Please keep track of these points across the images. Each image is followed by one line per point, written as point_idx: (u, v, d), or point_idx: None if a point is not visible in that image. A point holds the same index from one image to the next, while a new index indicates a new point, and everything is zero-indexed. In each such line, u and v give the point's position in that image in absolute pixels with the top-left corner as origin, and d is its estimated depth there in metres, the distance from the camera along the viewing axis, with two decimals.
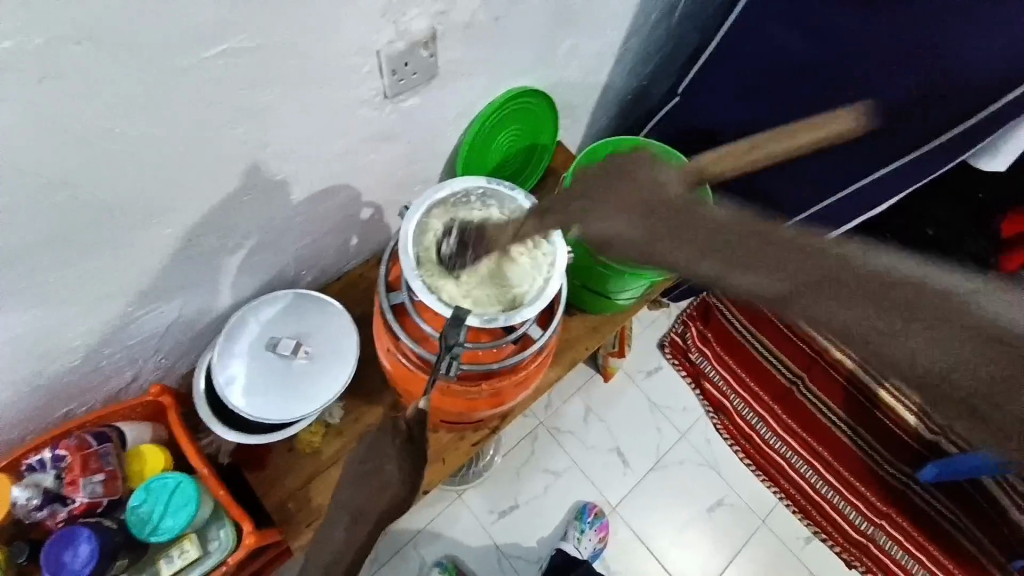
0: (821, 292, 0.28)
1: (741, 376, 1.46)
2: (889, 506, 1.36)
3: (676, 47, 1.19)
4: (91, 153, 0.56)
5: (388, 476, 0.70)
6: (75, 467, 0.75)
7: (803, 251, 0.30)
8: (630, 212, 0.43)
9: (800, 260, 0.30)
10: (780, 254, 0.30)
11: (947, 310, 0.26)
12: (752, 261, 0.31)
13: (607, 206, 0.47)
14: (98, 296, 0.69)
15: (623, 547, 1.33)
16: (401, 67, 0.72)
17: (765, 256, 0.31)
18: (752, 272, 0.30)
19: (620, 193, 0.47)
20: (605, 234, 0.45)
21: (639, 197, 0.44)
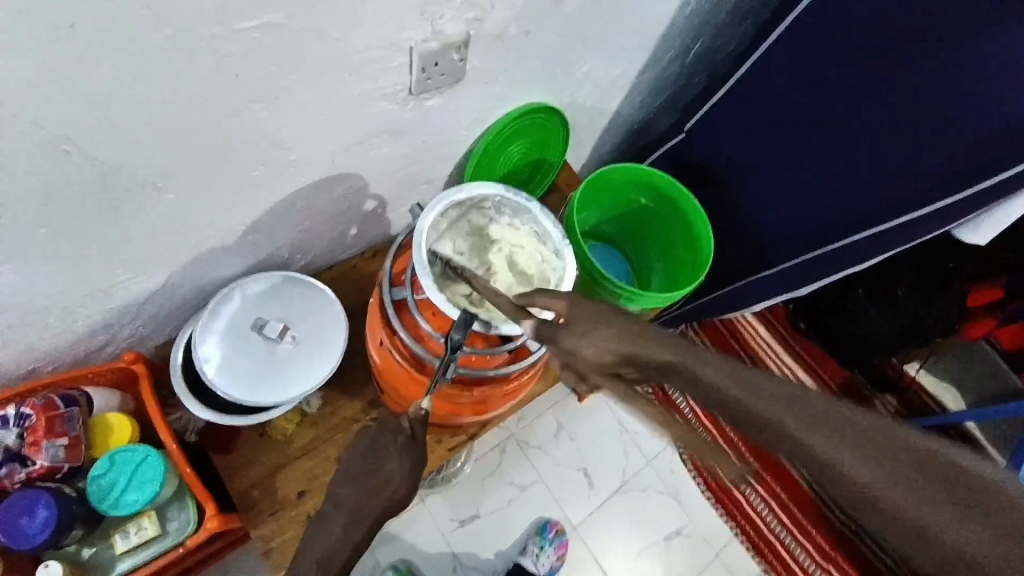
0: (925, 491, 0.33)
1: (718, 425, 1.36)
2: (835, 550, 1.40)
3: (688, 84, 1.22)
4: (105, 109, 0.54)
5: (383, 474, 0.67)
6: (39, 428, 0.71)
7: (890, 435, 0.35)
8: (658, 352, 0.43)
9: (892, 444, 0.34)
10: (863, 433, 0.35)
11: (1006, 500, 0.32)
12: (846, 442, 0.34)
13: (610, 338, 0.46)
14: (86, 254, 0.67)
15: (579, 567, 1.33)
16: (429, 66, 0.72)
17: (868, 441, 0.35)
18: (858, 459, 0.34)
19: (625, 331, 0.46)
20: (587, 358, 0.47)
21: (662, 343, 0.43)
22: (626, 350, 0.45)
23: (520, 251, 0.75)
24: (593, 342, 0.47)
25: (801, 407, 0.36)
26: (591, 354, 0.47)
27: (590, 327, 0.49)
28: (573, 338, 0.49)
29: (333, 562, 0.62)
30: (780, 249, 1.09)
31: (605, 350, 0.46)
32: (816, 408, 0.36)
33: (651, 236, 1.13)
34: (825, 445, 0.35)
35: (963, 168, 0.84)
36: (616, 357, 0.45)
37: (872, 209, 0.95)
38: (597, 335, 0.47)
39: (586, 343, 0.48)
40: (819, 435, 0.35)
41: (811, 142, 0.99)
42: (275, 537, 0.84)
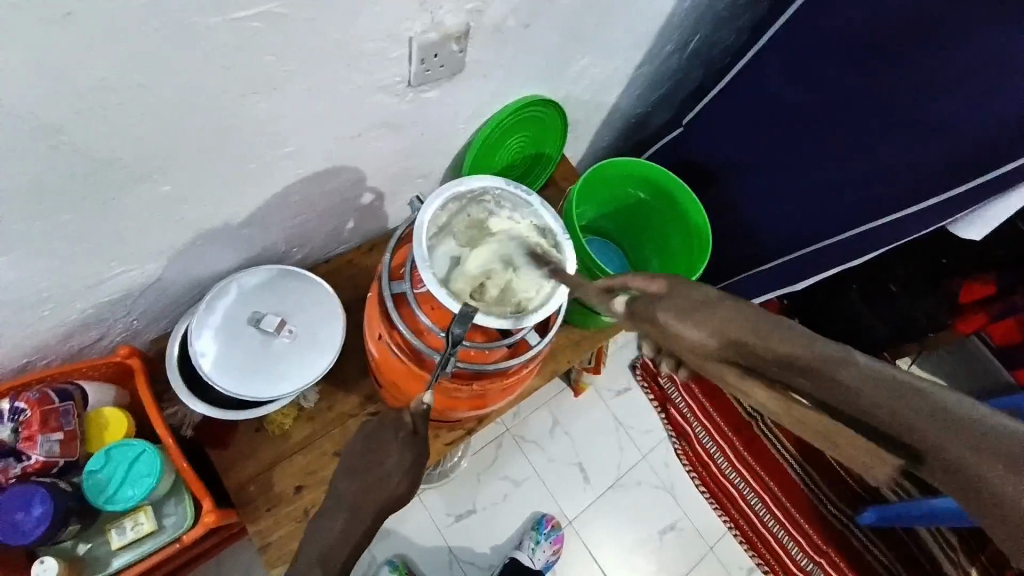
0: None
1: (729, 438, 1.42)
2: (828, 545, 1.42)
3: (685, 79, 1.22)
4: (101, 99, 0.53)
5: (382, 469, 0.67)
6: (33, 422, 0.70)
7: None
8: (789, 345, 0.35)
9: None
10: None
11: None
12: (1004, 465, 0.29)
13: (721, 321, 0.37)
14: (80, 247, 0.66)
15: (575, 561, 1.33)
16: (428, 57, 0.72)
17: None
18: (1015, 484, 0.29)
19: (745, 314, 0.37)
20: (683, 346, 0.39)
21: (786, 336, 0.35)
22: (742, 338, 0.36)
23: (520, 246, 0.74)
24: (699, 324, 0.38)
25: (952, 423, 0.30)
26: (695, 338, 0.38)
27: (700, 307, 0.39)
28: (667, 317, 0.40)
29: (333, 560, 0.62)
30: (776, 244, 1.10)
31: (715, 335, 0.37)
32: (967, 421, 0.30)
33: (648, 232, 1.13)
34: (971, 462, 0.30)
35: (956, 165, 0.84)
36: (727, 343, 0.37)
37: (868, 204, 0.96)
38: (706, 314, 0.38)
39: (694, 324, 0.38)
40: (960, 449, 0.30)
41: (808, 137, 0.99)
42: (271, 534, 0.84)
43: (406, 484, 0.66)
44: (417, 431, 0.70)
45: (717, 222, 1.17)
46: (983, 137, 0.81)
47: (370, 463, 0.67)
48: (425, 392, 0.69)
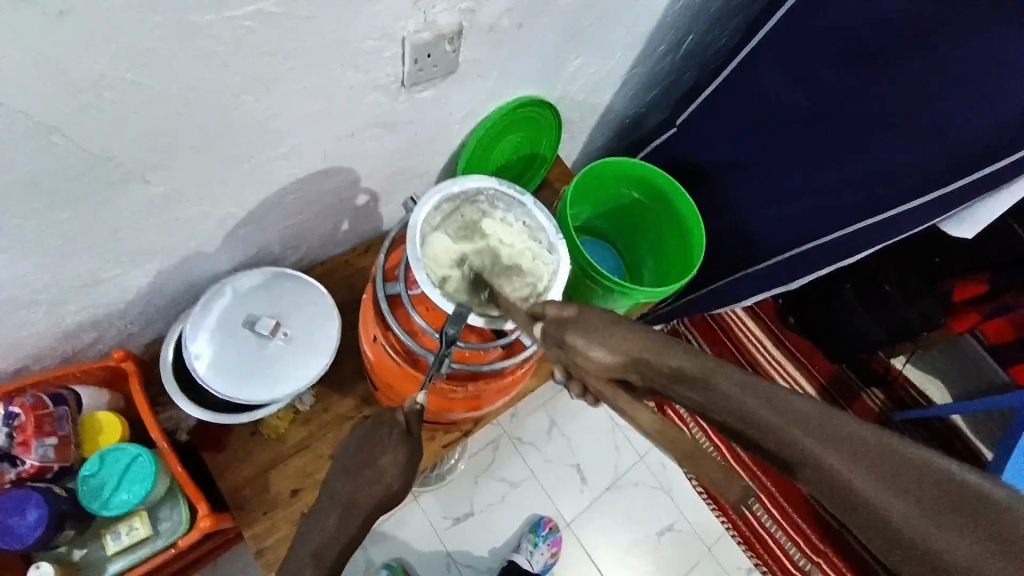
0: (917, 501, 0.35)
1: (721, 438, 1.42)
2: (825, 544, 1.42)
3: (678, 80, 1.23)
4: (94, 99, 0.53)
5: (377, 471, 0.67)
6: (27, 427, 0.69)
7: (884, 448, 0.37)
8: (671, 360, 0.44)
9: (884, 455, 0.36)
10: (864, 449, 0.37)
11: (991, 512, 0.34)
12: (839, 453, 0.37)
13: (620, 344, 0.47)
14: (73, 248, 0.66)
15: (573, 562, 1.34)
16: (422, 57, 0.72)
17: (858, 449, 0.37)
18: (848, 466, 0.36)
19: (640, 338, 0.47)
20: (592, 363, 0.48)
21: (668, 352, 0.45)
22: (637, 358, 0.46)
23: (512, 252, 0.74)
24: (604, 348, 0.48)
25: (806, 424, 0.38)
26: (600, 359, 0.48)
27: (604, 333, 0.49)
28: (580, 342, 0.50)
29: (325, 556, 0.63)
30: (770, 243, 1.10)
31: (616, 356, 0.47)
32: (813, 422, 0.38)
33: (643, 232, 1.13)
34: (816, 451, 0.37)
35: (952, 164, 0.85)
36: (625, 363, 0.47)
37: (860, 202, 0.96)
38: (608, 340, 0.48)
39: (598, 347, 0.48)
40: (811, 441, 0.38)
41: (801, 136, 1.00)
42: (268, 537, 0.83)
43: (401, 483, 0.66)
44: (411, 429, 0.69)
45: (711, 222, 1.17)
46: (976, 137, 0.83)
47: (365, 463, 0.66)
48: (420, 393, 0.68)
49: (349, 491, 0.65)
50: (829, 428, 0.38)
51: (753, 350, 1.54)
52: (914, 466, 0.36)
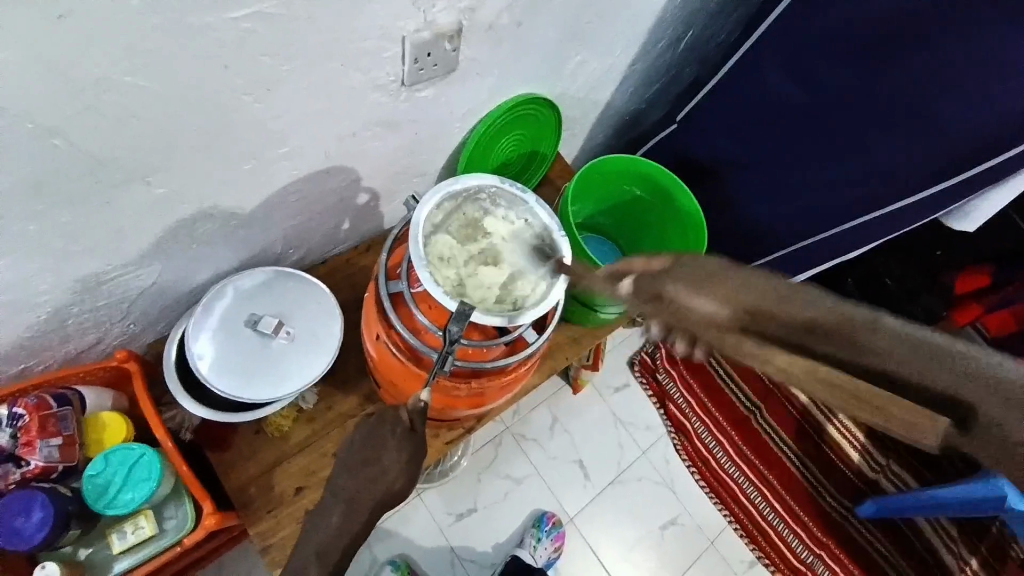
0: None
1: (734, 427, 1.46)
2: (828, 537, 1.42)
3: (679, 75, 1.22)
4: (95, 102, 0.53)
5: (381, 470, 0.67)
6: (31, 428, 0.69)
7: None
8: (805, 311, 0.40)
9: None
10: None
11: None
12: (979, 390, 0.34)
13: (731, 293, 0.43)
14: (76, 250, 0.66)
15: (576, 557, 1.34)
16: (422, 56, 0.71)
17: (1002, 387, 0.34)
18: (994, 405, 0.34)
19: (755, 287, 0.43)
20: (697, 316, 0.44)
21: (796, 303, 0.40)
22: (751, 307, 0.42)
23: (514, 248, 0.74)
24: (708, 297, 0.44)
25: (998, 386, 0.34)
26: (704, 308, 0.44)
27: (710, 282, 0.45)
28: (679, 293, 0.46)
29: (329, 555, 0.64)
30: (772, 238, 1.10)
31: (724, 306, 0.43)
32: (976, 366, 0.34)
33: (644, 228, 1.13)
34: (960, 391, 0.34)
35: (956, 163, 0.86)
36: (732, 313, 0.43)
37: (862, 197, 0.96)
38: (712, 288, 0.44)
39: (704, 296, 0.45)
40: (946, 380, 0.35)
41: (802, 131, 0.99)
42: (273, 535, 0.84)
43: (405, 481, 0.66)
44: (414, 426, 0.69)
45: (713, 217, 1.17)
46: (980, 130, 0.83)
47: (368, 459, 0.67)
48: (423, 391, 0.68)
49: (353, 489, 0.66)
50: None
51: None
52: None
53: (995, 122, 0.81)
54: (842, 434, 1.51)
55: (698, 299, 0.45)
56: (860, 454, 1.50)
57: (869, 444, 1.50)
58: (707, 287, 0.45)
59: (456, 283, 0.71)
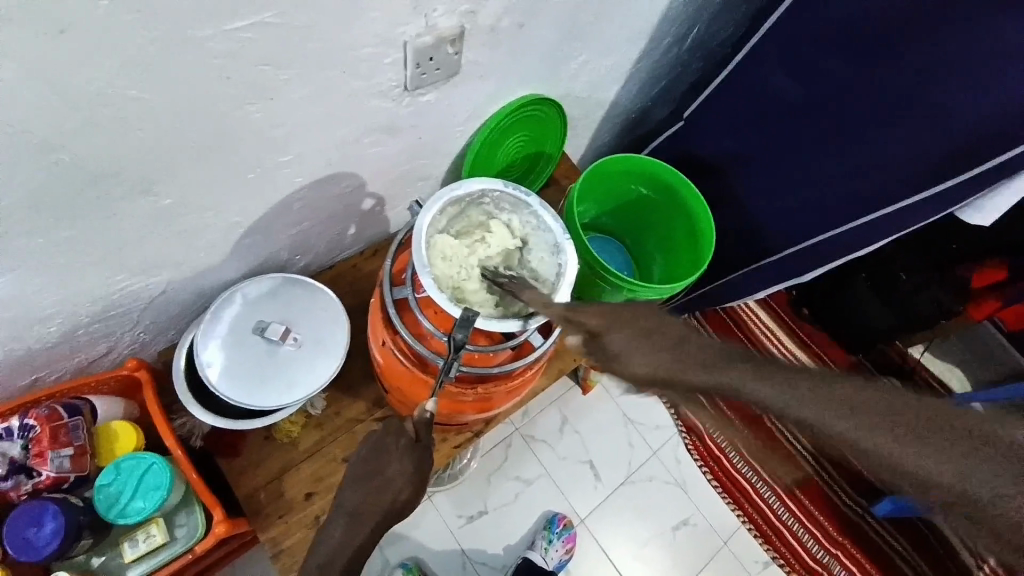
0: (921, 444, 0.47)
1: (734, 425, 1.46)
2: (842, 535, 1.41)
3: (685, 72, 1.21)
4: (100, 115, 0.53)
5: (389, 482, 0.66)
6: (43, 438, 0.70)
7: (865, 400, 0.49)
8: (694, 378, 0.52)
9: (869, 406, 0.49)
10: (858, 402, 0.49)
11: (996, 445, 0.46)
12: (818, 398, 0.50)
13: (648, 356, 0.54)
14: (83, 262, 0.66)
15: (588, 559, 1.33)
16: (423, 61, 0.71)
17: (841, 400, 0.49)
18: (795, 402, 0.50)
19: (660, 355, 0.54)
20: (625, 366, 0.54)
21: (690, 371, 0.52)
22: (660, 369, 0.53)
23: (521, 251, 0.76)
24: (632, 356, 0.54)
25: (820, 396, 0.50)
26: (627, 365, 0.54)
27: (629, 355, 0.55)
28: (608, 348, 0.56)
29: (336, 561, 0.63)
30: (780, 237, 1.08)
31: (640, 366, 0.54)
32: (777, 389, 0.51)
33: (650, 227, 1.12)
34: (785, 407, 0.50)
35: (961, 157, 0.84)
36: (652, 372, 0.53)
37: (871, 193, 0.94)
38: (633, 348, 0.55)
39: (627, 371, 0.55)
40: (801, 403, 0.50)
41: (811, 128, 0.98)
42: (282, 541, 0.84)
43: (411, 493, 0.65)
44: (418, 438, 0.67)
45: (720, 215, 1.15)
46: (993, 123, 0.80)
47: (374, 471, 0.67)
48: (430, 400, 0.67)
49: (358, 499, 0.66)
50: (844, 394, 0.50)
51: (766, 341, 1.56)
52: (888, 406, 0.49)
53: (1007, 116, 0.78)
54: None
55: (624, 356, 0.55)
56: None
57: None
58: (634, 343, 0.55)
59: (456, 283, 0.72)
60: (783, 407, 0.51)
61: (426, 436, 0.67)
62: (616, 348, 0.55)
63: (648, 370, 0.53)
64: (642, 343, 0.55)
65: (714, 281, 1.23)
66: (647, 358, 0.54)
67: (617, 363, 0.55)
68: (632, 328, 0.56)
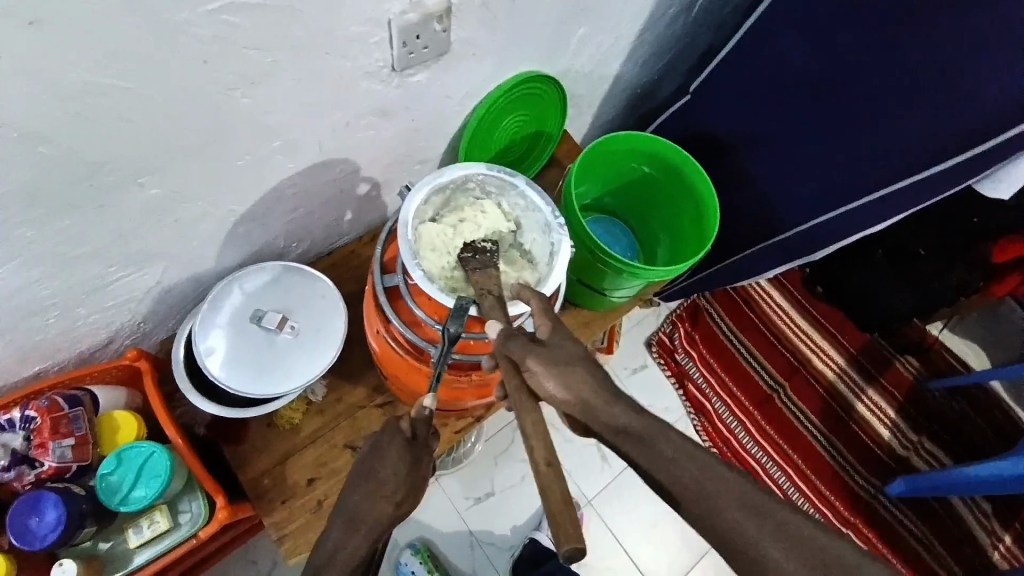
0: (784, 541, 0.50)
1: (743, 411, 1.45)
2: (856, 517, 1.39)
3: (693, 43, 1.16)
4: (79, 109, 0.52)
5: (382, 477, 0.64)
6: (44, 429, 0.71)
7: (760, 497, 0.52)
8: (614, 414, 0.57)
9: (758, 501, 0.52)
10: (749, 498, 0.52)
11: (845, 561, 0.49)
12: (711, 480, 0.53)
13: (574, 385, 0.57)
14: (75, 256, 0.66)
15: (596, 541, 1.33)
16: (411, 40, 0.69)
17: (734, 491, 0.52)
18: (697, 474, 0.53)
19: (589, 385, 0.58)
20: (552, 390, 0.57)
21: (611, 408, 0.57)
22: (583, 400, 0.57)
23: (514, 234, 0.73)
24: (558, 384, 0.57)
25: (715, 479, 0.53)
26: (552, 391, 0.57)
27: (563, 370, 0.57)
28: (535, 372, 0.57)
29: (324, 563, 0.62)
30: (789, 214, 1.05)
31: (565, 395, 0.57)
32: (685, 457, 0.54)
33: (654, 207, 1.09)
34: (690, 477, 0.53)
35: (978, 128, 0.80)
36: (574, 402, 0.57)
37: (885, 167, 0.90)
38: (563, 377, 0.57)
39: (554, 381, 0.57)
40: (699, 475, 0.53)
41: (822, 101, 0.94)
42: (287, 525, 0.85)
43: (404, 489, 0.64)
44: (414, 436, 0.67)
45: (728, 192, 1.12)
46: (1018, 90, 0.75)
47: (369, 470, 0.65)
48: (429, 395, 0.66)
49: (356, 504, 0.63)
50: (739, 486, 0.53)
51: (778, 319, 1.52)
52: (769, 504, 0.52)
53: None
54: (873, 413, 1.46)
55: (554, 380, 0.57)
56: (892, 432, 1.45)
57: (899, 421, 1.46)
58: (568, 369, 0.58)
59: (447, 273, 0.69)
60: (680, 473, 0.53)
61: (422, 435, 0.67)
62: (544, 371, 0.57)
63: (569, 399, 0.57)
64: (573, 374, 0.58)
65: (722, 261, 1.20)
66: (573, 386, 0.57)
67: (546, 388, 0.57)
68: (567, 356, 0.59)
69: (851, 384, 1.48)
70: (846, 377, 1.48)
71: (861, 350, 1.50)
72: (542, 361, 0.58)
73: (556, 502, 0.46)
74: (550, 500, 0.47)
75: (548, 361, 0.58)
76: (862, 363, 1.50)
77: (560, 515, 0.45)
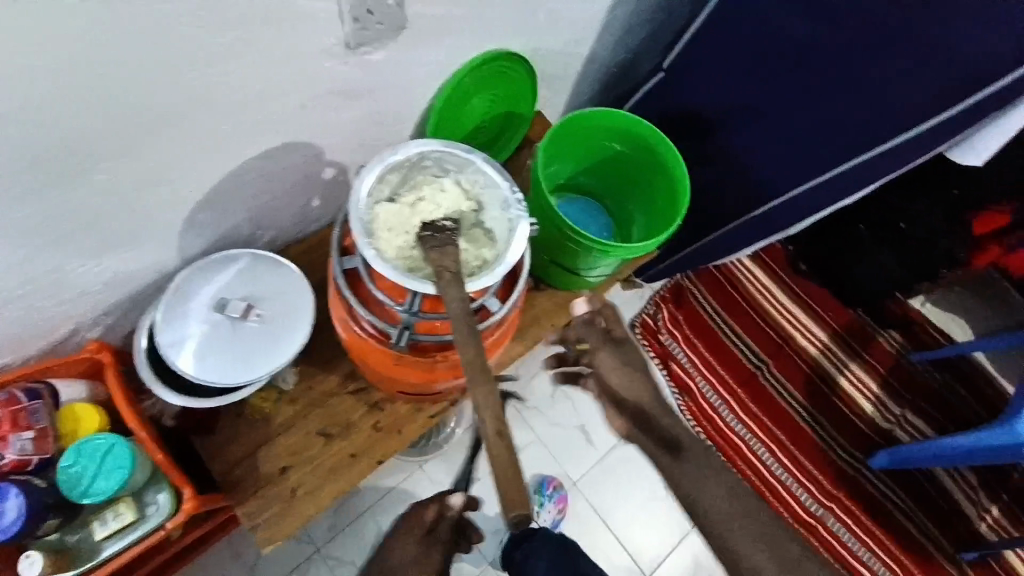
0: None
1: (727, 390, 1.45)
2: (839, 490, 1.40)
3: (668, 19, 1.15)
4: (20, 88, 0.50)
5: None
6: (3, 423, 0.71)
7: None
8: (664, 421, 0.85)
9: None
10: None
11: None
12: None
13: (637, 387, 0.87)
14: (28, 245, 0.64)
15: (581, 520, 1.34)
16: (363, 15, 0.66)
17: None
18: None
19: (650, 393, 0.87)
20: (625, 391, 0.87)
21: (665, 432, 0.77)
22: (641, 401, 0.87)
23: (475, 213, 0.72)
24: (626, 382, 0.87)
25: None
26: (620, 385, 0.87)
27: (628, 371, 0.87)
28: (609, 368, 0.88)
29: None
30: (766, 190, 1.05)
31: (631, 394, 0.87)
32: None
33: (630, 185, 1.08)
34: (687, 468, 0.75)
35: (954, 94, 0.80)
36: (634, 400, 0.87)
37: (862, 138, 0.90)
38: (631, 380, 0.87)
39: (619, 376, 0.87)
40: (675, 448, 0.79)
41: (798, 73, 0.93)
42: (261, 513, 0.84)
43: None
44: None
45: (704, 169, 1.11)
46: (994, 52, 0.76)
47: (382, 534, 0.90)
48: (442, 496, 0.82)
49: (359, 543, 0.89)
50: None
51: (760, 297, 1.52)
52: None
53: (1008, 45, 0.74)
54: (856, 388, 1.47)
55: (626, 379, 0.87)
56: (875, 406, 1.46)
57: (882, 395, 1.47)
58: (638, 376, 0.87)
59: (404, 252, 0.68)
60: None
61: None
62: (619, 371, 0.87)
63: (635, 402, 0.87)
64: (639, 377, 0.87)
65: (702, 239, 1.20)
66: (640, 391, 0.87)
67: (614, 379, 0.87)
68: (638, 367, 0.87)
69: (834, 359, 1.48)
70: (828, 352, 1.49)
71: (843, 325, 1.51)
72: (618, 362, 0.88)
73: (506, 475, 0.48)
74: (499, 472, 0.48)
75: (625, 363, 0.87)
76: (844, 338, 1.50)
77: (505, 484, 0.47)
